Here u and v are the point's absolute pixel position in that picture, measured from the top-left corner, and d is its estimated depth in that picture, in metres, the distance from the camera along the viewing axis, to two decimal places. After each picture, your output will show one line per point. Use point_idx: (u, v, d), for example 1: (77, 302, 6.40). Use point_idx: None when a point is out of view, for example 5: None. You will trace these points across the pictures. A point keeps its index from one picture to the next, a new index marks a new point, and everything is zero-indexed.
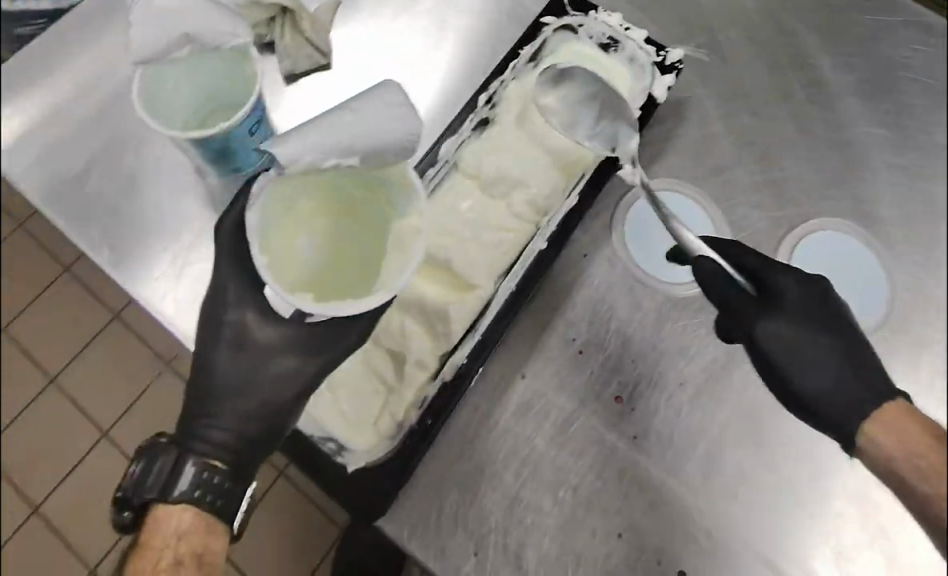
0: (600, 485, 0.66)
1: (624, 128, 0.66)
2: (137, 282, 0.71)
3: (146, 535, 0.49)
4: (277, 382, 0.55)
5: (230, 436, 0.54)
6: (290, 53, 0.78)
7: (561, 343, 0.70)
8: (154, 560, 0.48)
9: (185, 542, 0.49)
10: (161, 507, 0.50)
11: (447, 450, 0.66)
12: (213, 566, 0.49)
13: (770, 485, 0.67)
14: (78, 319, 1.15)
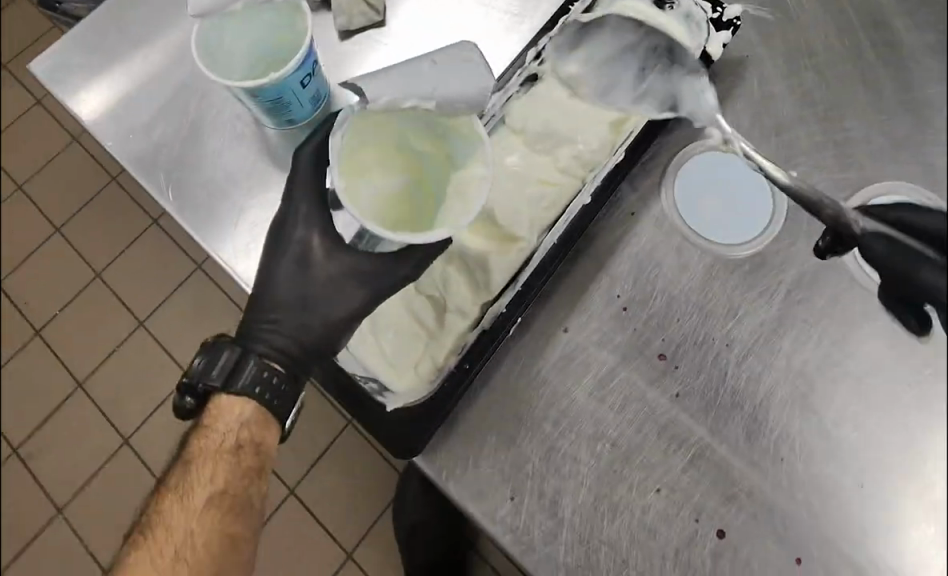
0: (640, 440, 0.65)
1: (681, 80, 0.64)
2: (195, 225, 0.73)
3: (211, 419, 0.57)
4: (338, 301, 0.59)
5: (290, 342, 0.58)
6: (345, 10, 0.79)
7: (605, 299, 0.70)
8: (216, 441, 0.56)
9: (246, 429, 0.57)
10: (225, 399, 0.57)
11: (487, 399, 0.66)
12: (265, 455, 0.57)
13: (820, 450, 0.64)
14: (166, 270, 1.29)
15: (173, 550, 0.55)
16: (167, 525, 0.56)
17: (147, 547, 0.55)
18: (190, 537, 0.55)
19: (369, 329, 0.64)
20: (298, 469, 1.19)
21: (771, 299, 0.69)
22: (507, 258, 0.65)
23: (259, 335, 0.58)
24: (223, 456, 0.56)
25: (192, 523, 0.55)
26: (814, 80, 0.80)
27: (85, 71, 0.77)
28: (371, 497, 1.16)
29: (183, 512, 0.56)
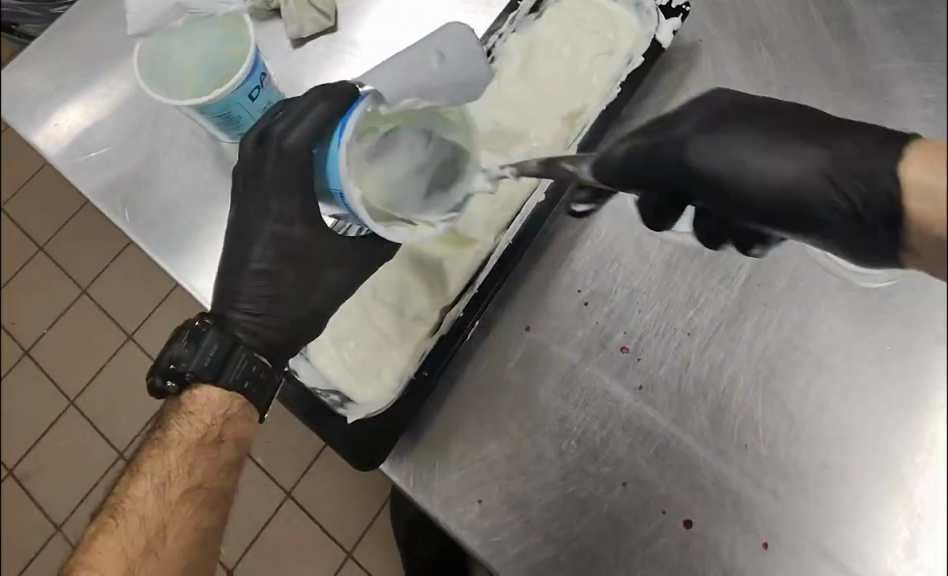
0: (605, 435, 0.66)
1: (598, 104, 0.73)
2: (154, 243, 0.72)
3: (193, 409, 0.54)
4: (323, 291, 0.61)
5: (268, 332, 0.58)
6: (295, 18, 0.78)
7: (566, 295, 0.70)
8: (197, 431, 0.54)
9: (230, 424, 0.55)
10: (210, 389, 0.54)
11: (452, 404, 0.67)
12: (245, 450, 0.56)
13: (784, 435, 0.65)
14: (147, 279, 1.19)
15: (141, 540, 0.51)
16: (136, 515, 0.52)
17: (111, 540, 0.51)
18: (160, 530, 0.52)
19: (329, 339, 0.64)
20: (295, 469, 1.08)
21: (732, 285, 0.69)
22: (462, 263, 0.66)
23: (240, 323, 0.57)
24: (205, 448, 0.54)
25: (163, 513, 0.52)
26: (767, 59, 0.78)
27: (38, 99, 0.77)
28: (370, 494, 1.06)
29: (156, 503, 0.52)
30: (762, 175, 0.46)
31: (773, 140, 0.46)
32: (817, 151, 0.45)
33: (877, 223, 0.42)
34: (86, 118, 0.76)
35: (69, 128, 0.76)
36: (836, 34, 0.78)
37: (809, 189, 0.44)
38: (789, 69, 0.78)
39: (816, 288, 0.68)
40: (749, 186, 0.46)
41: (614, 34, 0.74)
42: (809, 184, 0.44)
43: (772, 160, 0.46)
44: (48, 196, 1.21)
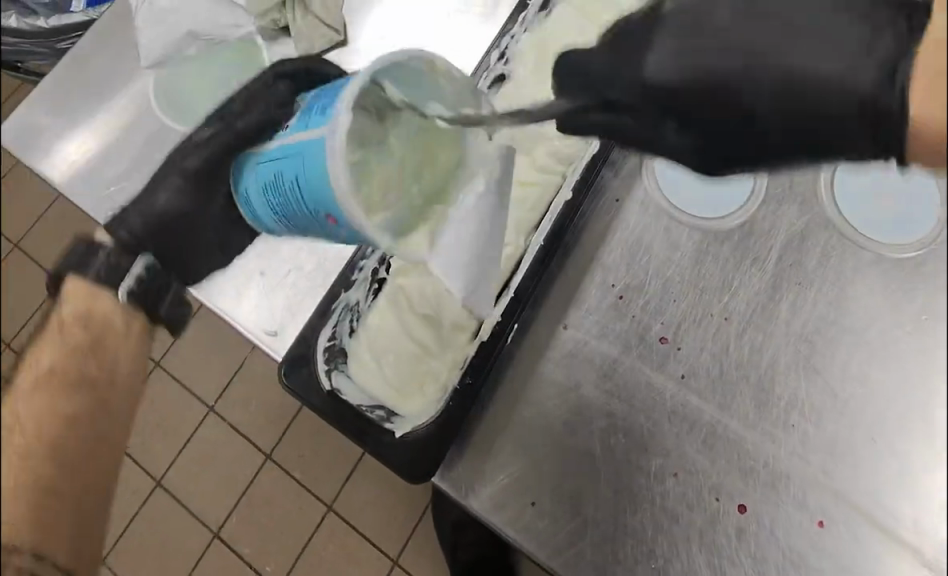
0: (652, 427, 0.66)
1: None
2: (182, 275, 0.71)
3: (80, 304, 0.48)
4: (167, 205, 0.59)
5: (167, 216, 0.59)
6: (305, 36, 0.76)
7: (600, 289, 0.70)
8: (64, 329, 0.45)
9: (100, 321, 0.48)
10: (73, 279, 0.49)
11: (496, 408, 0.66)
12: (122, 340, 0.48)
13: (830, 412, 0.65)
14: None
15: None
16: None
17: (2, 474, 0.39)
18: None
19: (367, 352, 0.63)
20: (334, 481, 1.08)
21: (763, 268, 0.69)
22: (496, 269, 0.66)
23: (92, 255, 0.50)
24: (102, 350, 0.46)
25: (25, 424, 0.41)
26: None
27: (51, 136, 0.75)
28: (413, 498, 1.06)
29: (6, 416, 0.40)
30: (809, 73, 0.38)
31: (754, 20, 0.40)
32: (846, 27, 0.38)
33: (879, 124, 0.37)
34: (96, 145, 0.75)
35: (83, 157, 0.74)
36: None
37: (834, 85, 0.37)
38: None
39: (849, 264, 0.68)
40: (729, 109, 0.40)
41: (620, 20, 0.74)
42: (837, 60, 0.38)
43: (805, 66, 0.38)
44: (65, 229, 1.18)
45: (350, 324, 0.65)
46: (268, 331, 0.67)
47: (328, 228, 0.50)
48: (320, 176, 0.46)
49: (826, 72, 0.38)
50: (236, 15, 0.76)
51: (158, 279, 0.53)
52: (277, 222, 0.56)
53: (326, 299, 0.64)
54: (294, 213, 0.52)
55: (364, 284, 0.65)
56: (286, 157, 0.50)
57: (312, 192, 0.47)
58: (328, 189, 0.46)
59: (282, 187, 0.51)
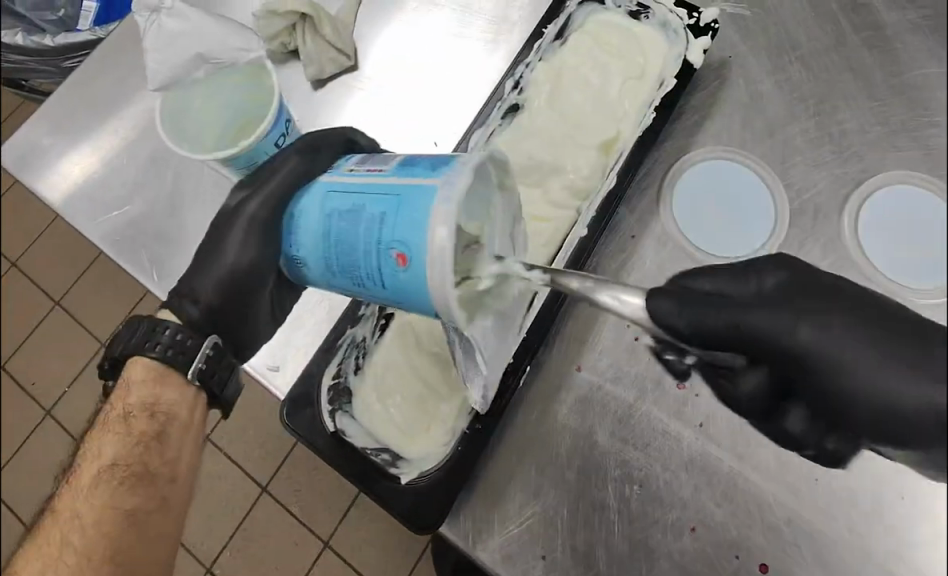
0: (668, 478, 0.62)
1: (635, 115, 0.70)
2: None
3: (149, 391, 0.50)
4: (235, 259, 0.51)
5: (234, 272, 0.51)
6: (315, 58, 0.75)
7: (614, 331, 0.67)
8: (127, 431, 0.50)
9: (161, 414, 0.50)
10: (141, 362, 0.50)
11: (505, 454, 0.63)
12: (181, 429, 0.51)
13: (857, 469, 0.61)
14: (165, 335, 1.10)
15: None
16: (72, 550, 0.48)
17: (69, 559, 0.48)
18: (82, 545, 0.48)
19: (372, 392, 0.60)
20: (330, 519, 1.03)
21: None
22: None
23: (163, 325, 0.49)
24: (165, 444, 0.51)
25: (88, 513, 0.49)
26: (800, 73, 0.77)
27: (52, 156, 0.73)
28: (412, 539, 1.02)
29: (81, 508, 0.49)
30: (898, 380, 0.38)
31: (864, 313, 0.40)
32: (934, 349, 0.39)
33: None
34: (91, 167, 0.73)
35: (78, 179, 0.72)
36: (868, 42, 0.76)
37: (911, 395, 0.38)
38: (822, 82, 0.77)
39: None
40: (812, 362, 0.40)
41: (631, 48, 0.71)
42: (913, 382, 0.38)
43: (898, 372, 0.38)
44: (62, 248, 1.16)
45: (356, 361, 0.61)
46: (271, 366, 0.64)
47: (386, 273, 0.42)
48: (418, 231, 0.40)
49: (891, 380, 0.38)
50: (249, 39, 0.70)
51: (227, 356, 0.51)
52: (308, 250, 0.47)
53: (333, 334, 0.62)
54: (350, 250, 0.43)
55: (371, 319, 0.62)
56: (368, 189, 0.43)
57: (395, 228, 0.41)
58: (417, 236, 0.40)
59: (344, 222, 0.44)
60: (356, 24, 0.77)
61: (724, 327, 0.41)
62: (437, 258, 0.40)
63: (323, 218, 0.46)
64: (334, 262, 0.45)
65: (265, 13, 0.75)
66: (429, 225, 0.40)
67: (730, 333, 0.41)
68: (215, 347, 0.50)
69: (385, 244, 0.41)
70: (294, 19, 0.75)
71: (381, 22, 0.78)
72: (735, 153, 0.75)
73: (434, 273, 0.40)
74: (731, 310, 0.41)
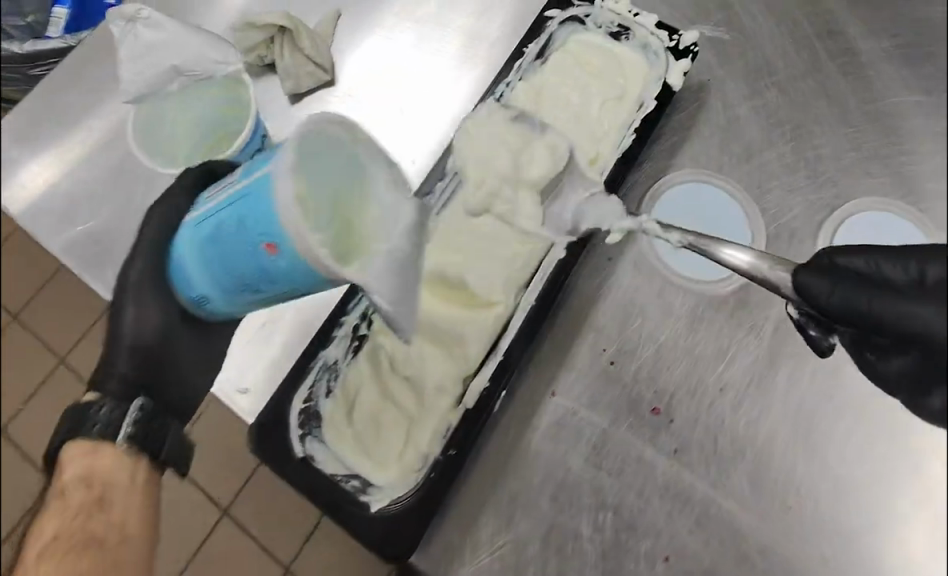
0: (642, 506, 0.62)
1: (617, 135, 0.70)
2: None
3: (84, 463, 0.50)
4: (139, 326, 0.52)
5: (137, 345, 0.52)
6: (292, 73, 0.74)
7: (590, 355, 0.66)
8: (67, 505, 0.50)
9: (97, 484, 0.50)
10: (75, 442, 0.50)
11: (478, 480, 0.62)
12: (119, 497, 0.50)
13: (825, 495, 0.62)
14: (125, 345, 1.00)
15: None
16: None
17: None
18: None
19: (344, 417, 0.60)
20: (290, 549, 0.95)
21: (760, 335, 0.66)
22: (483, 328, 0.62)
23: (96, 402, 0.51)
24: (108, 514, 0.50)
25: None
26: (777, 98, 0.77)
27: (14, 165, 0.70)
28: None
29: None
30: None
31: None
32: None
33: None
34: (57, 178, 0.71)
35: (42, 190, 0.70)
36: (843, 69, 0.78)
37: None
38: (798, 107, 0.77)
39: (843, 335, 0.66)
40: None
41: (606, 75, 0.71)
42: None
43: None
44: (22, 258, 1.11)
45: (327, 385, 0.60)
46: (239, 388, 0.63)
47: (270, 266, 0.41)
48: (271, 218, 0.40)
49: None
50: (227, 51, 0.67)
51: (159, 415, 0.52)
52: (210, 287, 0.47)
53: (304, 358, 0.60)
54: (238, 261, 0.43)
55: (344, 340, 0.61)
56: (226, 206, 0.43)
57: (252, 223, 0.41)
58: (271, 220, 0.40)
59: (223, 243, 0.43)
60: (333, 37, 0.76)
61: (871, 311, 0.46)
62: (297, 229, 0.39)
63: (202, 252, 0.46)
64: (231, 281, 0.45)
65: (244, 26, 0.73)
66: (275, 207, 0.39)
67: (879, 317, 0.46)
68: (142, 410, 0.51)
69: (255, 242, 0.41)
70: (273, 32, 0.73)
71: (360, 35, 0.77)
72: (716, 178, 0.75)
73: (302, 246, 0.39)
74: (886, 300, 0.46)
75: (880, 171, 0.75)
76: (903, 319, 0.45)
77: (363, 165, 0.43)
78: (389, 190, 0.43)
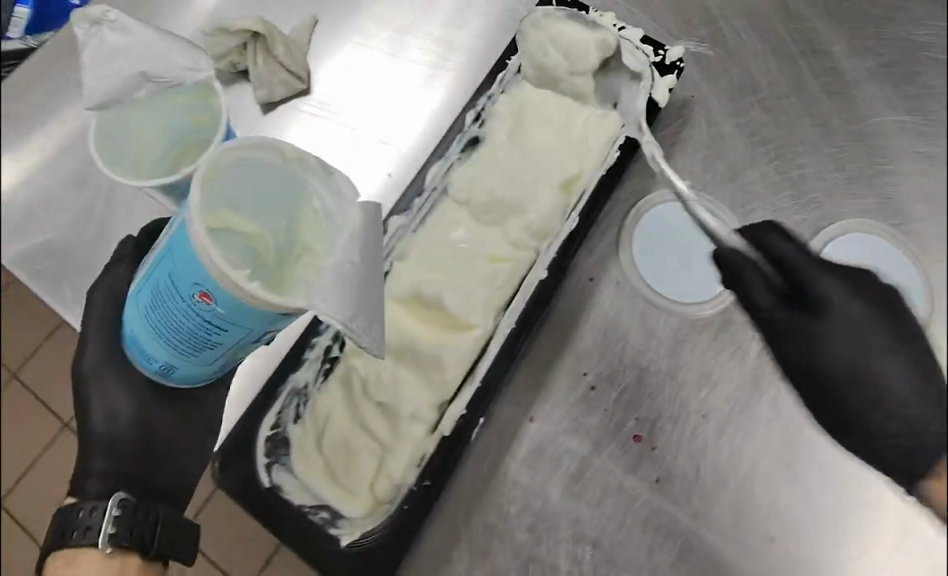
0: (622, 538, 0.60)
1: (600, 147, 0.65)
2: None
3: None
4: (108, 415, 0.49)
5: (101, 391, 0.49)
6: (265, 81, 0.71)
7: (570, 380, 0.64)
8: None
9: None
10: (57, 553, 0.46)
11: (454, 510, 0.61)
12: None
13: (808, 526, 0.61)
14: None
15: None
16: None
17: None
18: None
19: (313, 443, 0.57)
20: None
21: (743, 359, 0.64)
22: (461, 351, 0.59)
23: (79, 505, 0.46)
24: None
25: None
26: (760, 117, 0.76)
27: None
28: None
29: None
30: (877, 418, 0.48)
31: (881, 352, 0.49)
32: (916, 400, 0.48)
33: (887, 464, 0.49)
34: (15, 187, 0.68)
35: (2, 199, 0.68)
36: (827, 88, 0.76)
37: (878, 428, 0.48)
38: (782, 125, 0.76)
39: None
40: (816, 369, 0.49)
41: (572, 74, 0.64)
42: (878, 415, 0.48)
43: (874, 406, 0.48)
44: None
45: (296, 410, 0.58)
46: None
47: (211, 318, 0.38)
48: (192, 264, 0.36)
49: (852, 371, 0.49)
50: (197, 56, 0.62)
51: (144, 509, 0.47)
52: (164, 351, 0.43)
53: (272, 382, 0.58)
54: (179, 323, 0.39)
55: (315, 363, 0.59)
56: (156, 263, 0.40)
57: (180, 274, 0.37)
58: (194, 268, 0.36)
59: (160, 307, 0.40)
60: (311, 44, 0.74)
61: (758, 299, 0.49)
62: (219, 272, 0.35)
63: (146, 320, 0.42)
64: (183, 344, 0.41)
65: (214, 30, 0.70)
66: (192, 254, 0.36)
67: (756, 302, 0.49)
68: (126, 502, 0.46)
69: (188, 296, 0.37)
70: (246, 38, 0.70)
71: (337, 42, 0.74)
72: (708, 199, 0.74)
73: (229, 287, 0.36)
74: (767, 294, 0.50)
75: (862, 191, 0.74)
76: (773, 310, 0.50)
77: (300, 180, 0.39)
78: (332, 202, 0.39)
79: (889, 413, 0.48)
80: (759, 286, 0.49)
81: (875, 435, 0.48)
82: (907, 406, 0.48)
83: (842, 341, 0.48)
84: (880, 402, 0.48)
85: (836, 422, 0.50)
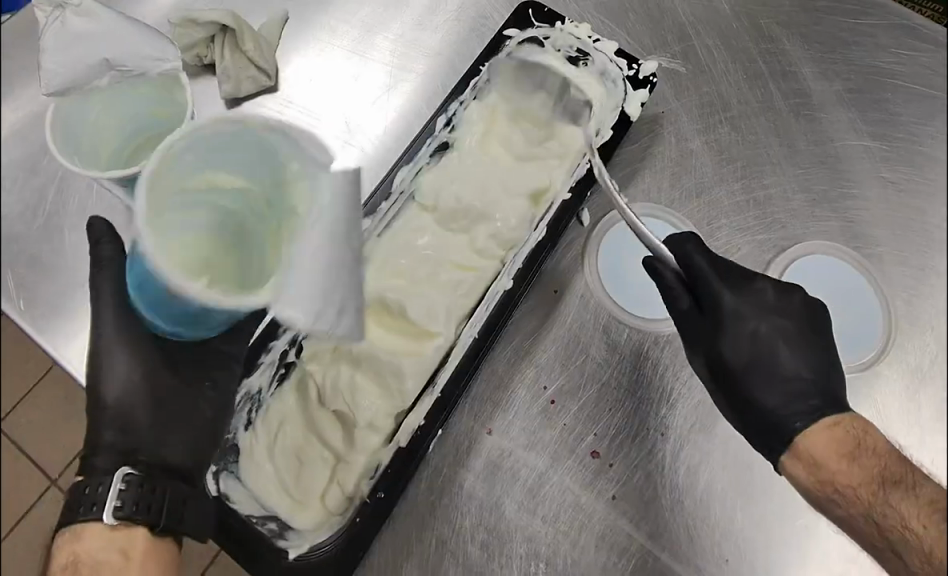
0: (576, 555, 0.59)
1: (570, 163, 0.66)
2: (50, 337, 0.61)
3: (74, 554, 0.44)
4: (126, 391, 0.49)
5: None
6: (231, 75, 0.69)
7: (530, 392, 0.63)
8: None
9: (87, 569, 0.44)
10: (63, 531, 0.45)
11: (406, 523, 0.60)
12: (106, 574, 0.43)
13: (761, 549, 0.60)
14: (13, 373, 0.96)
15: None
16: None
17: None
18: None
19: (264, 450, 0.56)
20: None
21: None
22: (421, 361, 0.58)
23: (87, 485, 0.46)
24: None
25: None
26: (729, 134, 0.76)
27: None
28: None
29: None
30: (763, 401, 0.56)
31: (769, 345, 0.57)
32: (796, 384, 0.56)
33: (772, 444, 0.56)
34: None
35: None
36: (795, 109, 0.77)
37: (763, 409, 0.56)
38: (749, 145, 0.76)
39: None
40: (716, 353, 0.58)
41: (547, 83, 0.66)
42: (765, 397, 0.56)
43: (760, 390, 0.56)
44: None
45: (248, 416, 0.56)
46: None
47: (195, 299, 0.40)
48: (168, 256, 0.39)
49: (745, 360, 0.57)
50: (165, 46, 0.61)
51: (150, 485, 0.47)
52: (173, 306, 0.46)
53: None
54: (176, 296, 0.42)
55: (270, 369, 0.57)
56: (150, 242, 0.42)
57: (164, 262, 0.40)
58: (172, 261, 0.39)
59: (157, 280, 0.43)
60: (281, 40, 0.73)
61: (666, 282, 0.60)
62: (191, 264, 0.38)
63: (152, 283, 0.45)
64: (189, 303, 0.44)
65: (182, 21, 0.69)
66: None
67: (666, 287, 0.60)
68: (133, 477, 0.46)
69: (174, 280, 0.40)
70: (214, 30, 0.69)
71: (307, 40, 0.73)
72: (670, 213, 0.73)
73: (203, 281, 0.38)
74: (678, 283, 0.60)
75: (825, 214, 0.73)
76: (681, 296, 0.60)
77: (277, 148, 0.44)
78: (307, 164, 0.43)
79: (775, 398, 0.56)
80: (669, 271, 0.60)
81: (777, 411, 0.56)
82: (785, 390, 0.56)
83: (736, 332, 0.57)
84: (764, 387, 0.56)
85: (736, 406, 0.58)
